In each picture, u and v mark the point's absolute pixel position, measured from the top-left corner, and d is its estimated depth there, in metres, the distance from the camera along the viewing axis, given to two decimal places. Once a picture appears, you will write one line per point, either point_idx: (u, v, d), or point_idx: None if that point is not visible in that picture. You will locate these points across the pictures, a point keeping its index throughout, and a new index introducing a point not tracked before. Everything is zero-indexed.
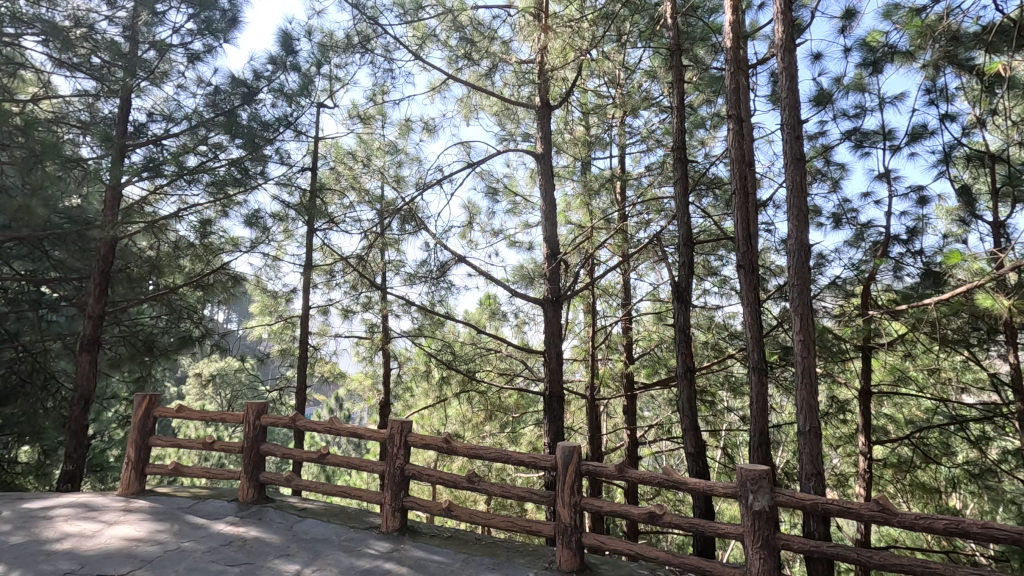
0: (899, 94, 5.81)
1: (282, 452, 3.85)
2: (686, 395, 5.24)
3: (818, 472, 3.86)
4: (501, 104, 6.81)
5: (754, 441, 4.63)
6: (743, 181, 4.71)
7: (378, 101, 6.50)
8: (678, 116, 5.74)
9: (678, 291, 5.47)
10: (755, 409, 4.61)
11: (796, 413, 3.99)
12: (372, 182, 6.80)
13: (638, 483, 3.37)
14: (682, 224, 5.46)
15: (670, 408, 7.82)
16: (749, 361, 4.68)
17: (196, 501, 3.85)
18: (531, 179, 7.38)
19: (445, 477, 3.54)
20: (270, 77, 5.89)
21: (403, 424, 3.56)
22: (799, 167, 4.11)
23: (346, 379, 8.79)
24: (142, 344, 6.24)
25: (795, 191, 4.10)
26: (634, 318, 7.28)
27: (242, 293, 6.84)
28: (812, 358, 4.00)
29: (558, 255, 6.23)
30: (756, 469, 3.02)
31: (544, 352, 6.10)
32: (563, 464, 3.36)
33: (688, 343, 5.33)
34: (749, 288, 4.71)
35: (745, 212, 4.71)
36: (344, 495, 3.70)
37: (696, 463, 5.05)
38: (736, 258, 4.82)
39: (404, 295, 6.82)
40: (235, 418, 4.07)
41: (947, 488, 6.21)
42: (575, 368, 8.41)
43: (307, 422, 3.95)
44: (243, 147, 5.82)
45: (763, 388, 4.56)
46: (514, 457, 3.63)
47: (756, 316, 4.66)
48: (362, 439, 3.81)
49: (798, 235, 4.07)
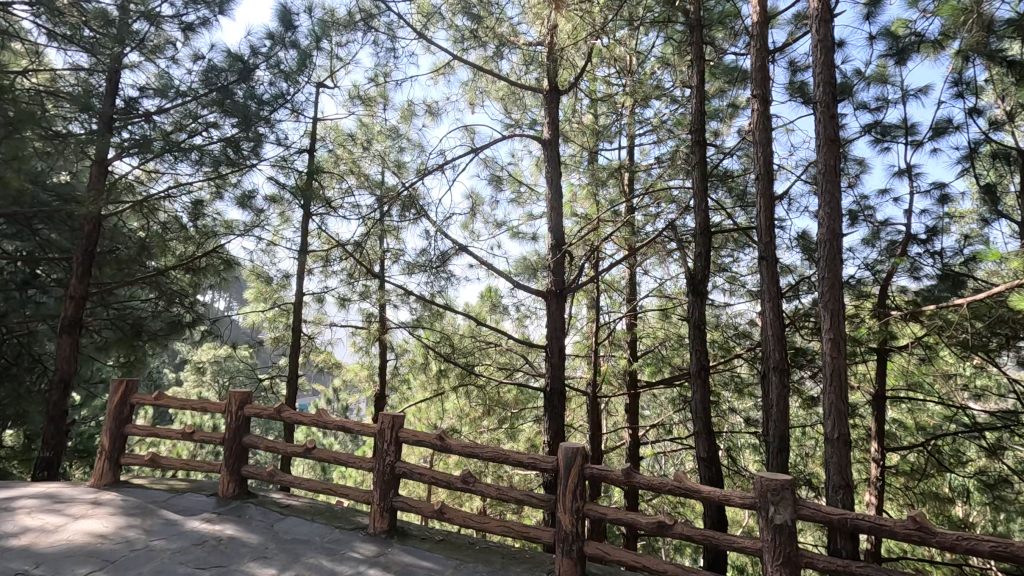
0: (923, 86, 5.58)
1: (265, 445, 3.60)
2: (700, 399, 4.99)
3: (847, 484, 3.60)
4: (507, 89, 6.56)
5: (774, 446, 4.43)
6: (767, 165, 4.56)
7: (381, 82, 6.28)
8: (699, 94, 5.48)
9: (694, 283, 5.18)
10: (777, 413, 4.40)
11: (824, 418, 3.73)
12: (373, 167, 6.64)
13: (646, 489, 3.13)
14: (699, 212, 5.21)
15: (672, 407, 7.68)
16: (769, 360, 4.47)
17: (172, 495, 3.63)
18: (536, 167, 7.13)
19: (438, 477, 3.30)
20: (267, 52, 5.65)
21: (394, 419, 3.33)
22: (834, 149, 3.87)
23: (342, 369, 8.62)
24: (130, 328, 6.03)
25: (827, 174, 3.86)
26: (640, 314, 7.08)
27: (235, 278, 6.64)
28: (842, 358, 3.75)
29: (563, 246, 5.95)
30: (778, 479, 2.79)
31: (545, 346, 5.84)
32: (566, 466, 3.14)
33: (703, 340, 5.07)
34: (770, 281, 4.48)
35: (767, 201, 4.56)
36: (331, 492, 3.46)
37: (709, 469, 4.82)
38: (757, 250, 4.59)
39: (404, 284, 6.63)
40: (218, 406, 3.83)
41: (959, 498, 6.00)
42: (576, 364, 8.05)
43: (292, 413, 3.69)
44: (238, 126, 5.62)
45: (785, 390, 4.35)
46: (512, 456, 3.38)
47: (778, 311, 4.45)
48: (352, 433, 3.57)
49: (830, 224, 3.83)
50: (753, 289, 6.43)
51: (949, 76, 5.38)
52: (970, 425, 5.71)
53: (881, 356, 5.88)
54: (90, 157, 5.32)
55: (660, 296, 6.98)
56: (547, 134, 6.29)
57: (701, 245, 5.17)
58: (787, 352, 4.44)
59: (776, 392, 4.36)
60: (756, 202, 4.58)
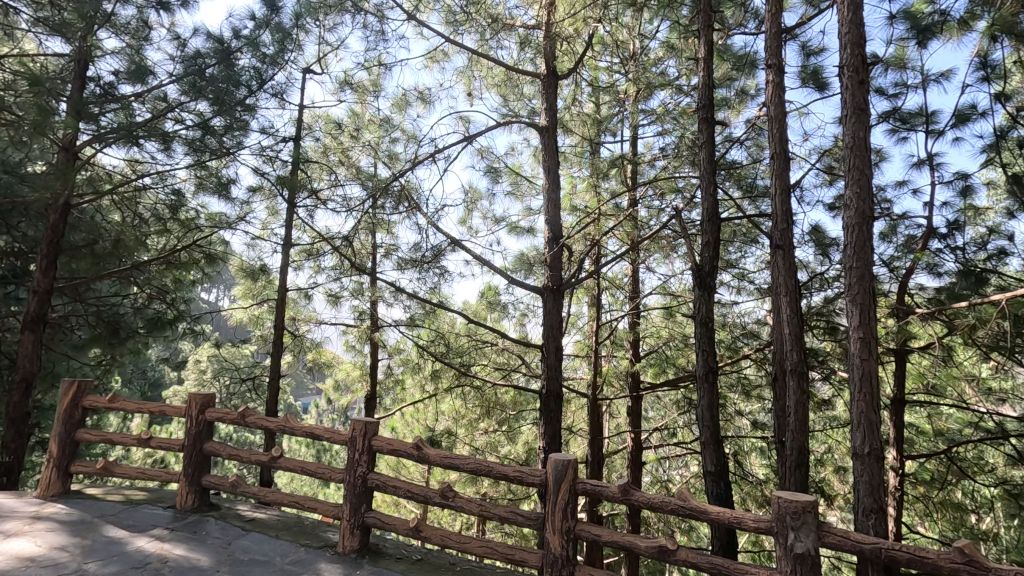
0: (946, 70, 5.23)
1: (227, 453, 3.31)
2: (707, 404, 4.66)
3: (879, 507, 3.29)
4: (504, 76, 6.27)
5: (792, 460, 4.17)
6: (783, 143, 4.25)
7: (372, 69, 6.00)
8: (705, 69, 5.08)
9: (701, 275, 4.85)
10: (796, 423, 4.12)
11: (855, 431, 3.40)
12: (363, 158, 6.32)
13: (644, 508, 2.82)
14: (707, 199, 4.86)
15: (675, 410, 7.37)
16: (786, 362, 4.16)
17: (126, 507, 3.34)
18: (535, 159, 6.83)
19: (414, 491, 3.00)
20: (249, 35, 5.36)
21: (367, 425, 3.04)
22: (864, 120, 3.56)
23: (335, 369, 8.35)
24: (105, 325, 5.75)
25: (857, 147, 3.56)
26: (642, 313, 6.77)
27: (217, 274, 6.35)
28: (873, 360, 3.41)
29: (560, 240, 5.62)
30: (799, 501, 2.48)
31: (542, 346, 5.50)
32: (555, 481, 2.83)
33: (711, 340, 4.72)
34: (786, 272, 4.18)
35: (782, 181, 4.26)
36: (297, 506, 3.17)
37: (716, 485, 4.50)
38: (772, 238, 4.29)
39: (395, 280, 6.34)
40: (177, 410, 3.54)
41: (982, 509, 5.64)
42: (577, 365, 7.80)
43: (257, 419, 3.39)
44: (216, 111, 5.33)
45: (803, 395, 4.07)
46: (496, 469, 3.06)
47: (796, 307, 4.15)
48: (321, 441, 3.27)
49: (861, 206, 3.51)
50: (762, 286, 6.11)
51: (974, 59, 5.03)
52: (994, 431, 5.38)
53: (898, 357, 5.52)
54: (58, 144, 5.04)
55: (665, 294, 6.66)
56: (544, 120, 5.96)
57: (710, 232, 4.84)
58: (805, 353, 4.15)
59: (793, 398, 4.10)
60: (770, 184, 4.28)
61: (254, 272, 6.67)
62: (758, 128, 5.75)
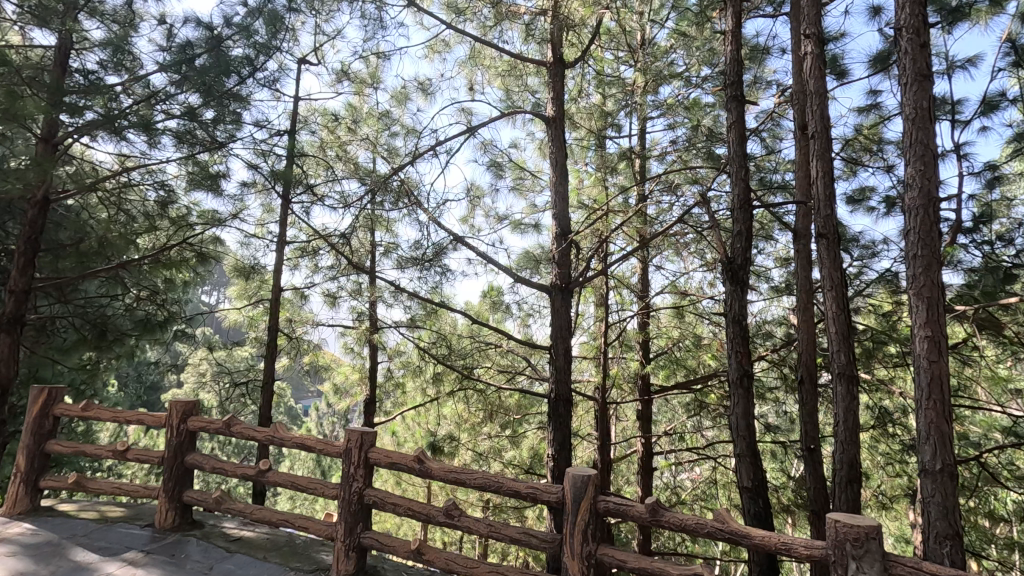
0: (973, 56, 4.98)
1: (210, 466, 3.07)
2: (741, 412, 4.19)
3: (956, 533, 2.89)
4: (508, 66, 6.02)
5: (842, 476, 4.01)
6: (824, 122, 4.01)
7: (370, 60, 5.76)
8: (732, 41, 4.53)
9: (732, 270, 4.34)
10: (845, 434, 3.96)
11: (924, 444, 3.00)
12: (361, 152, 6.08)
13: (676, 531, 2.57)
14: (739, 184, 4.34)
15: (685, 413, 7.12)
16: (831, 367, 4.00)
17: (99, 527, 3.09)
18: (539, 153, 6.58)
19: (417, 510, 2.75)
20: (241, 23, 5.06)
21: (364, 436, 2.81)
22: (926, 88, 3.16)
23: (333, 372, 8.10)
24: (92, 328, 5.49)
25: (919, 120, 3.14)
26: (652, 312, 6.52)
27: (208, 274, 6.09)
28: (944, 362, 3.02)
29: (568, 236, 5.34)
30: (860, 526, 2.22)
31: (549, 348, 5.23)
32: (575, 500, 2.60)
33: (745, 340, 4.25)
34: (832, 262, 4.02)
35: (825, 163, 4.04)
36: (287, 524, 2.93)
37: (754, 503, 4.05)
38: (814, 227, 4.10)
39: (395, 280, 6.08)
40: (156, 419, 3.31)
41: (1013, 517, 5.37)
42: (583, 367, 7.55)
43: (244, 429, 3.13)
44: (208, 102, 5.07)
45: (853, 401, 3.89)
46: (506, 485, 2.79)
47: (843, 302, 3.98)
48: (314, 452, 3.01)
49: (925, 184, 3.11)
50: (778, 285, 5.86)
51: (1003, 44, 4.79)
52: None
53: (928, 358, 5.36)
54: (37, 135, 4.76)
55: (675, 293, 6.40)
56: (551, 111, 5.71)
57: (742, 220, 4.31)
58: (853, 356, 3.95)
59: (843, 404, 3.93)
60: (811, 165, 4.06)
61: (248, 272, 6.42)
62: (774, 118, 5.52)
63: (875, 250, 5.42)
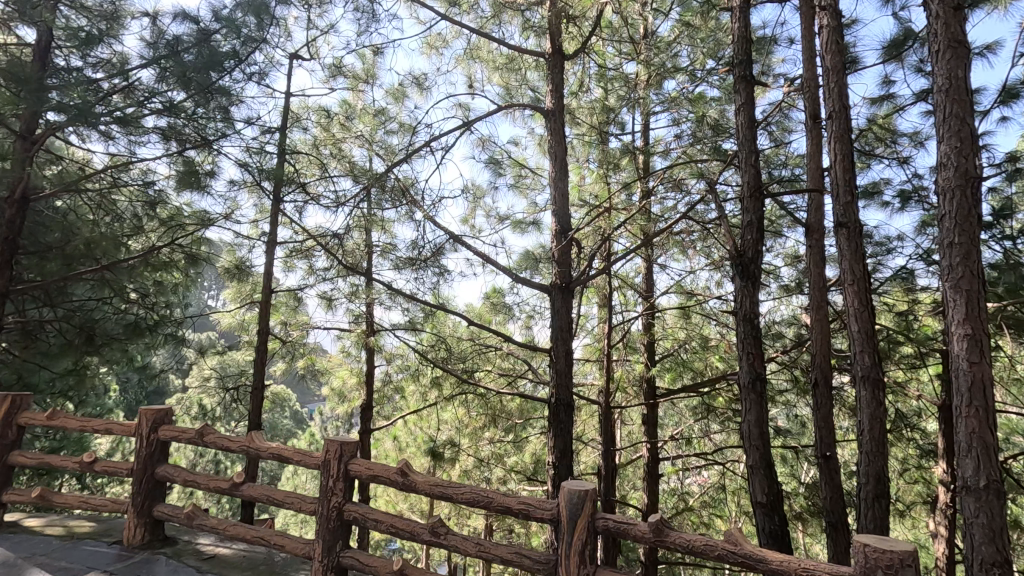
0: (992, 43, 4.75)
1: (182, 480, 3.06)
2: (755, 421, 3.95)
3: (1006, 558, 2.59)
4: (507, 61, 5.85)
5: (868, 491, 3.75)
6: (842, 99, 3.85)
7: (364, 55, 5.59)
8: (741, 17, 4.27)
9: (742, 263, 4.08)
10: (871, 444, 3.74)
11: (968, 457, 2.70)
12: (357, 150, 5.92)
13: (683, 554, 2.35)
14: (748, 169, 4.13)
15: (693, 417, 6.90)
16: (854, 369, 3.83)
17: (64, 545, 2.94)
18: (539, 149, 6.40)
19: (401, 529, 2.64)
20: (228, 16, 4.71)
21: (343, 449, 2.71)
22: (961, 55, 2.89)
23: (331, 376, 7.94)
24: (79, 332, 5.33)
25: (954, 90, 2.88)
26: (657, 313, 6.31)
27: (198, 276, 5.92)
28: (987, 364, 2.73)
29: (569, 233, 5.14)
30: (893, 553, 1.97)
31: (550, 350, 5.02)
32: (571, 518, 2.40)
33: (757, 340, 4.00)
34: (853, 255, 3.82)
35: (843, 147, 3.85)
36: (261, 542, 2.84)
37: (769, 520, 3.80)
38: (834, 216, 3.87)
39: (393, 282, 5.90)
40: (124, 429, 3.25)
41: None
42: (587, 369, 7.34)
43: (216, 440, 3.03)
44: (195, 97, 4.86)
45: (878, 407, 3.70)
46: (496, 501, 2.59)
47: (866, 298, 3.79)
48: (292, 463, 2.88)
49: (963, 162, 2.84)
50: (788, 283, 5.64)
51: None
52: None
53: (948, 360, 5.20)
54: (14, 132, 4.58)
55: (681, 292, 6.19)
56: (550, 103, 5.54)
57: (752, 209, 4.07)
58: (879, 357, 3.78)
59: (867, 410, 3.73)
60: (830, 147, 3.89)
61: (241, 275, 6.26)
62: (783, 110, 5.35)
63: (890, 246, 5.20)
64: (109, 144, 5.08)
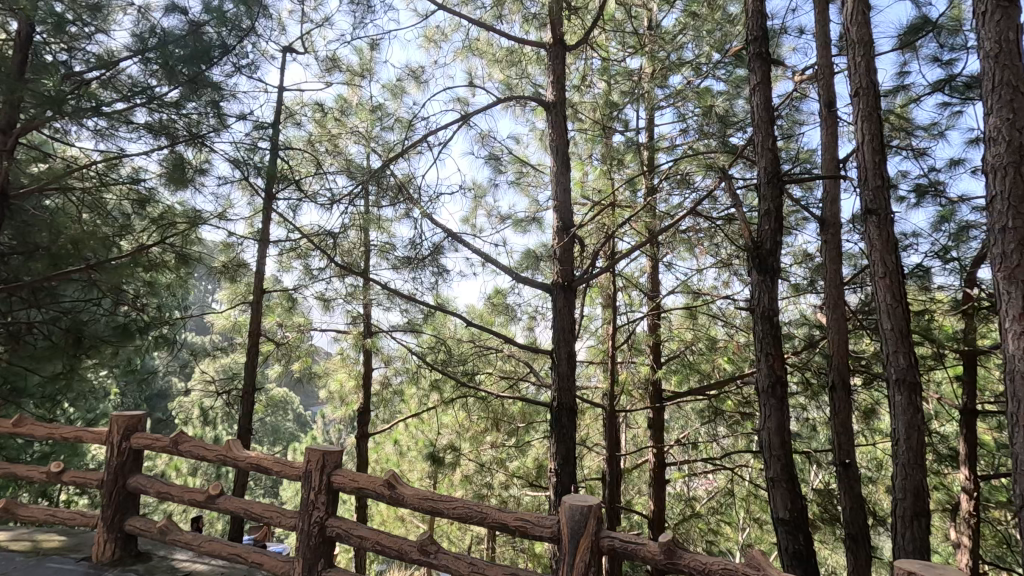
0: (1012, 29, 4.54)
1: (154, 491, 2.99)
2: (775, 429, 3.73)
3: None
4: (507, 54, 5.67)
5: (906, 508, 3.55)
6: (870, 76, 3.59)
7: (359, 48, 5.43)
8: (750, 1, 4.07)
9: (758, 253, 3.86)
10: (908, 455, 3.54)
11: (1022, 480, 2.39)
12: (353, 146, 5.75)
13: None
14: (765, 154, 3.91)
15: (700, 420, 6.70)
16: (887, 370, 3.62)
17: (28, 563, 2.81)
18: (539, 144, 6.23)
19: (386, 546, 2.54)
20: (217, 6, 4.54)
21: (326, 459, 2.65)
22: (1012, 14, 2.56)
23: (329, 379, 7.78)
24: (66, 335, 5.17)
25: (1005, 55, 2.54)
26: (663, 313, 6.12)
27: (189, 276, 5.76)
28: None
29: (571, 230, 4.96)
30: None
31: (552, 352, 4.83)
32: (574, 535, 2.25)
33: (778, 339, 3.80)
34: (884, 245, 3.60)
35: (872, 128, 3.60)
36: (235, 557, 2.78)
37: (795, 539, 3.58)
38: (863, 202, 3.68)
39: (392, 283, 5.73)
40: (93, 436, 3.21)
41: None
42: (590, 372, 7.16)
43: (193, 448, 2.97)
44: (185, 92, 4.69)
45: (915, 413, 3.48)
46: (490, 517, 2.45)
47: (899, 291, 3.58)
48: (271, 474, 2.80)
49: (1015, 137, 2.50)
50: (798, 283, 5.44)
51: None
52: None
53: (969, 361, 4.99)
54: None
55: (687, 292, 6.01)
56: (550, 95, 5.34)
57: (771, 197, 3.86)
58: (915, 359, 3.56)
59: (903, 417, 3.51)
60: (858, 127, 3.66)
61: (235, 276, 6.11)
62: (794, 102, 5.18)
63: (905, 244, 5.00)
64: (97, 139, 4.92)
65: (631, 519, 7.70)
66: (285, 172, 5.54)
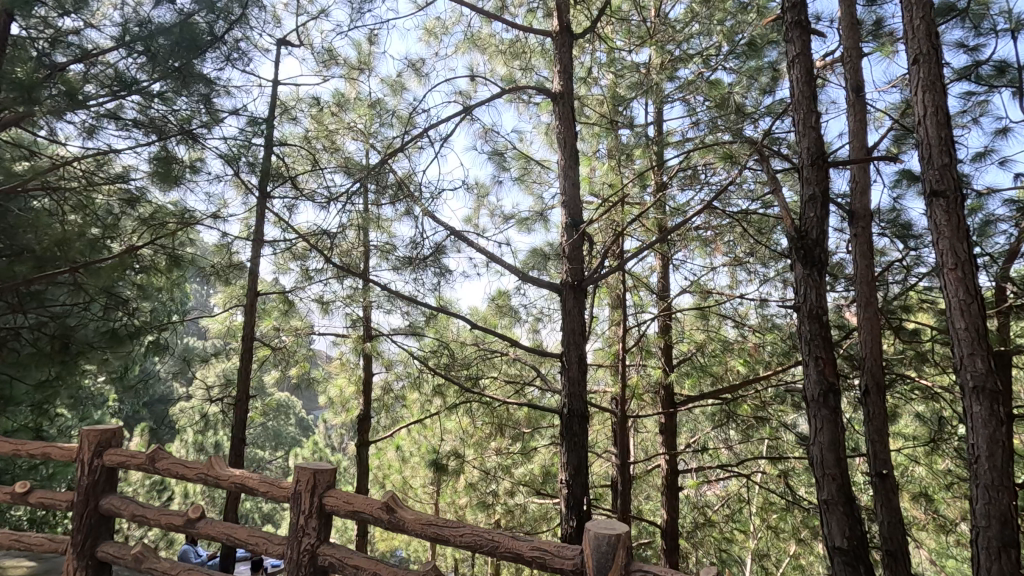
0: None
1: (129, 514, 2.87)
2: (830, 444, 3.27)
3: None
4: (511, 45, 5.46)
5: (992, 539, 2.93)
6: (932, 40, 3.14)
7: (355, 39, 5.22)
8: None
9: (803, 245, 3.49)
10: (991, 475, 2.96)
11: None
12: (351, 143, 5.55)
13: None
14: (808, 134, 3.55)
15: (712, 425, 6.46)
16: (963, 378, 3.04)
17: None
18: (544, 140, 6.03)
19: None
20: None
21: (318, 480, 2.48)
22: None
23: (328, 385, 7.57)
24: (52, 341, 4.94)
25: None
26: (674, 314, 5.89)
27: (181, 280, 5.55)
28: None
29: (580, 227, 4.73)
30: None
31: (561, 355, 4.60)
32: (599, 566, 2.03)
33: (832, 344, 3.36)
34: (953, 232, 3.05)
35: (936, 99, 3.12)
36: None
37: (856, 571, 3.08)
38: (925, 184, 3.16)
39: (393, 285, 5.50)
40: (63, 453, 3.07)
41: None
42: (598, 376, 6.93)
43: (170, 467, 2.82)
44: (173, 87, 4.43)
45: (999, 427, 2.93)
46: (502, 544, 2.24)
47: (973, 286, 3.02)
48: (256, 495, 2.63)
49: None
50: None
51: None
52: None
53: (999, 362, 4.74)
54: None
55: (699, 292, 5.78)
56: (556, 87, 5.09)
57: (815, 180, 3.51)
58: (995, 362, 3.00)
59: (984, 431, 2.96)
60: (917, 99, 3.18)
61: (229, 279, 5.89)
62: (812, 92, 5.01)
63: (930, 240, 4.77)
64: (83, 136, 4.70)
65: (641, 527, 7.45)
66: (280, 170, 5.32)
